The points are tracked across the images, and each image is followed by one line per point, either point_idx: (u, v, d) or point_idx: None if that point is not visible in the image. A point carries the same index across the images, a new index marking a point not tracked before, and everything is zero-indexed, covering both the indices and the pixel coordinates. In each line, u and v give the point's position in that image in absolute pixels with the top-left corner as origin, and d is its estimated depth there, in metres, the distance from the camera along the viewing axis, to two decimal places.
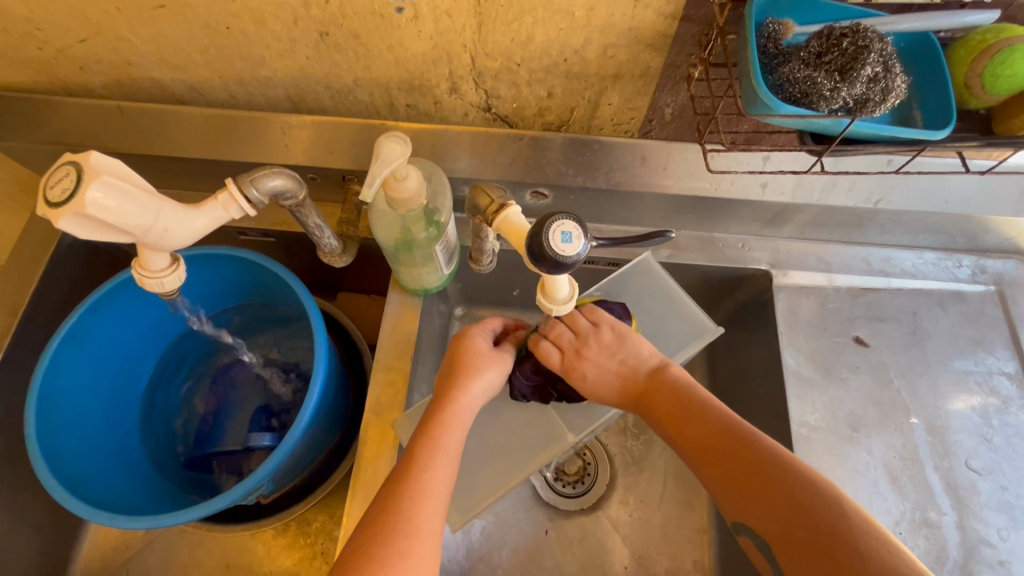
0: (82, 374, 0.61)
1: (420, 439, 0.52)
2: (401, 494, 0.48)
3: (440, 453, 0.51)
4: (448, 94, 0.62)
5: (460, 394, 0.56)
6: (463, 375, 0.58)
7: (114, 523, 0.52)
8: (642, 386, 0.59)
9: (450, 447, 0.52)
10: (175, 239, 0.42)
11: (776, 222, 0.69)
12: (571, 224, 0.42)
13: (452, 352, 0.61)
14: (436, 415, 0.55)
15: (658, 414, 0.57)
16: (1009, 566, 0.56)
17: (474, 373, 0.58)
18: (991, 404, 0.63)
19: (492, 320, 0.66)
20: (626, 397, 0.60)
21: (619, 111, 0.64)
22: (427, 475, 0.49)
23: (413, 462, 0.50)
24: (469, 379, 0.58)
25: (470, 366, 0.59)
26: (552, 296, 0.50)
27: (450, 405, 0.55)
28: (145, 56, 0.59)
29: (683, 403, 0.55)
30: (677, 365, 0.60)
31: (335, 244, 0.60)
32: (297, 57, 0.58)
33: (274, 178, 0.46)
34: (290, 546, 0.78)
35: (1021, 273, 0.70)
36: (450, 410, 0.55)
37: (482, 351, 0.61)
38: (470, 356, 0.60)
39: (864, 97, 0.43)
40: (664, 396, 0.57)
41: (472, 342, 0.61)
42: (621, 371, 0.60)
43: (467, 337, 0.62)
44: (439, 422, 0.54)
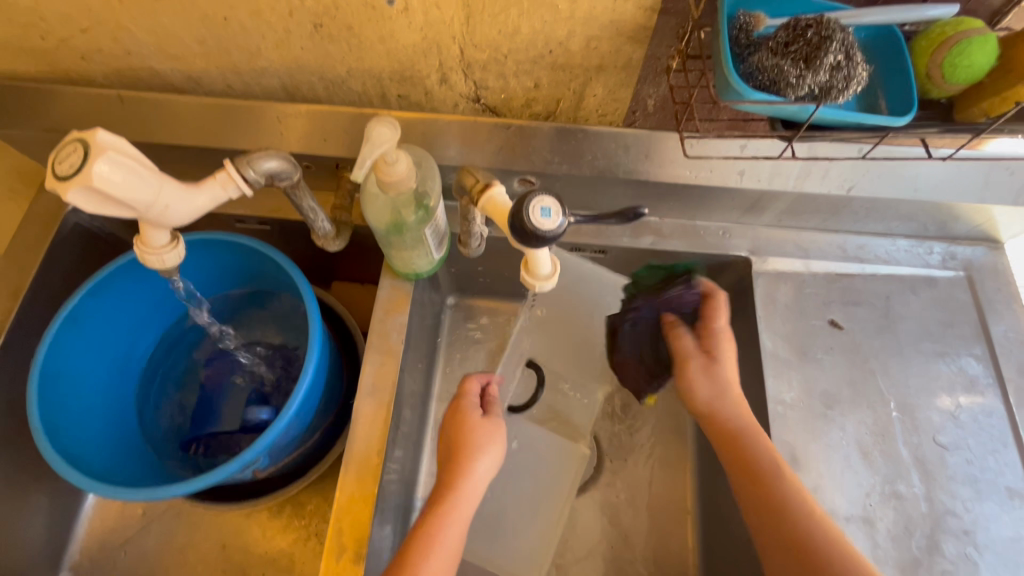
0: (81, 355, 0.63)
1: (419, 531, 0.56)
2: None
3: (443, 548, 0.55)
4: (438, 85, 0.64)
5: (465, 480, 0.60)
6: (468, 460, 0.61)
7: (112, 495, 0.54)
8: (733, 430, 0.62)
9: (448, 545, 0.55)
10: (175, 216, 0.44)
11: (755, 210, 0.71)
12: (549, 200, 0.45)
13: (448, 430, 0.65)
14: (439, 504, 0.58)
15: (742, 458, 0.60)
16: (973, 535, 0.59)
17: (474, 454, 0.61)
18: (960, 384, 0.66)
19: (471, 380, 0.69)
20: (717, 423, 0.64)
21: (604, 102, 0.66)
22: None
23: (408, 559, 0.53)
24: (473, 461, 0.61)
25: (472, 448, 0.62)
26: (535, 273, 0.52)
27: (453, 493, 0.58)
28: (145, 46, 0.61)
29: (769, 458, 0.59)
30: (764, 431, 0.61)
31: (330, 228, 0.62)
32: (292, 48, 0.60)
33: (270, 159, 0.48)
34: (285, 527, 0.80)
35: (989, 259, 0.73)
36: (458, 499, 0.58)
37: (478, 423, 0.64)
38: (469, 435, 0.63)
39: (828, 85, 0.46)
40: (757, 444, 0.60)
41: (464, 416, 0.65)
42: (731, 404, 0.65)
43: (461, 414, 0.65)
44: (445, 518, 0.57)
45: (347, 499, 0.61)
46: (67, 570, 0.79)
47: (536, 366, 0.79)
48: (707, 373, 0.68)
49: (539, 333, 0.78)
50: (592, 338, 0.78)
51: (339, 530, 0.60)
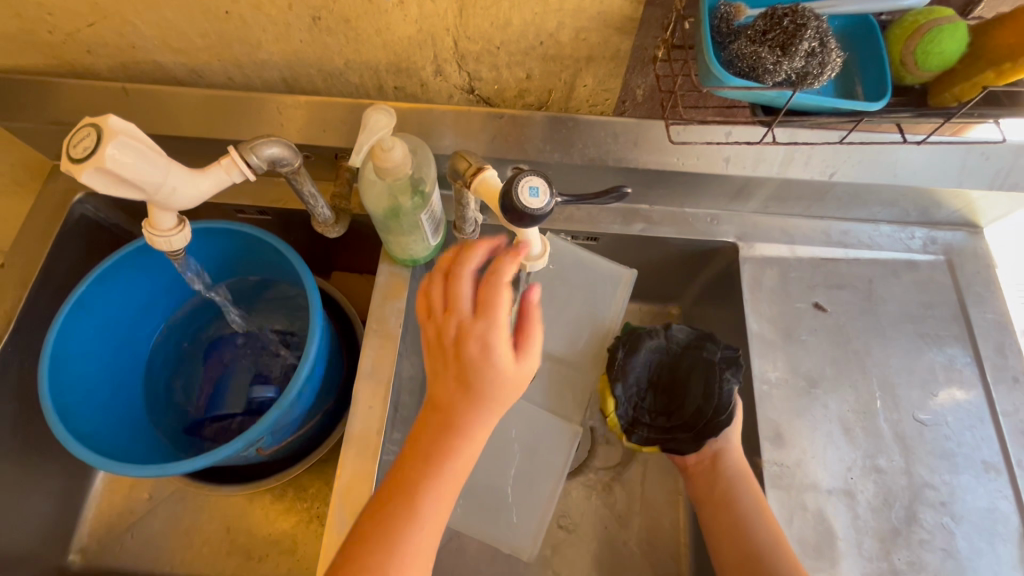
0: (89, 340, 0.65)
1: (410, 471, 0.48)
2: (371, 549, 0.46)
3: (438, 496, 0.48)
4: (434, 76, 0.67)
5: (476, 429, 0.48)
6: (487, 410, 0.48)
7: (123, 472, 0.57)
8: (727, 477, 0.64)
9: (443, 498, 0.48)
10: (183, 198, 0.46)
11: (741, 196, 0.74)
12: (537, 180, 0.47)
13: (461, 359, 0.47)
14: (438, 445, 0.48)
15: (729, 503, 0.62)
16: (949, 506, 0.61)
17: (491, 405, 0.48)
18: (940, 363, 0.68)
19: (505, 289, 0.48)
20: (717, 462, 0.66)
21: (594, 92, 0.68)
22: (410, 540, 0.46)
23: (393, 513, 0.47)
24: (492, 413, 0.48)
25: (488, 399, 0.48)
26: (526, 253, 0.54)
27: (463, 445, 0.48)
28: (149, 40, 0.63)
29: (746, 512, 0.60)
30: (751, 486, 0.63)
31: (329, 215, 0.65)
32: (292, 41, 0.62)
33: (271, 145, 0.50)
34: (287, 510, 0.83)
35: (969, 243, 0.75)
36: (465, 449, 0.48)
37: (506, 369, 0.47)
38: (489, 386, 0.47)
39: (804, 71, 0.49)
40: (740, 492, 0.62)
41: (490, 356, 0.47)
42: (737, 452, 0.66)
43: (488, 355, 0.47)
44: (447, 474, 0.48)
45: (348, 476, 0.63)
46: (75, 552, 0.81)
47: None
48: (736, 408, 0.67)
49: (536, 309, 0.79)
50: (583, 315, 0.79)
51: (341, 505, 0.62)
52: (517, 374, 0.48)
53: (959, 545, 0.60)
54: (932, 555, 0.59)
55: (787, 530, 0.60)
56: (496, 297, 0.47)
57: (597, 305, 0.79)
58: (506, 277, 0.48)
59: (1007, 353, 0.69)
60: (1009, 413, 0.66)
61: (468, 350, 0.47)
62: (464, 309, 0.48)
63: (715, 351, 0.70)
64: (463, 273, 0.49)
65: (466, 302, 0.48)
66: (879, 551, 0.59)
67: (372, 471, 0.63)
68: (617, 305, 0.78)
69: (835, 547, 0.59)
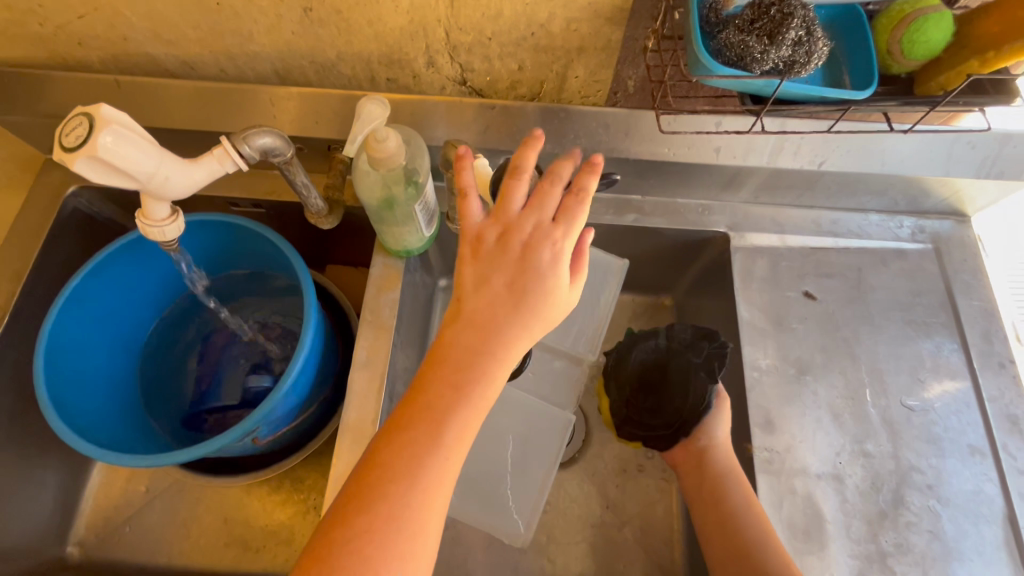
0: (83, 333, 0.65)
1: (431, 397, 0.46)
2: (396, 457, 0.44)
3: (465, 422, 0.46)
4: (426, 68, 0.67)
5: (513, 346, 0.47)
6: (525, 329, 0.47)
7: (120, 462, 0.57)
8: (715, 473, 0.65)
9: (471, 419, 0.46)
10: (175, 188, 0.46)
11: (732, 186, 0.74)
12: None
13: (525, 265, 0.47)
14: (466, 367, 0.46)
15: (719, 498, 0.63)
16: (936, 489, 0.62)
17: (524, 325, 0.47)
18: (927, 349, 0.69)
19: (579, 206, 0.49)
20: (706, 459, 0.67)
21: (586, 83, 0.69)
22: (434, 450, 0.45)
23: (418, 424, 0.45)
24: (528, 332, 0.47)
25: (531, 314, 0.47)
26: None
27: (496, 364, 0.47)
28: (141, 32, 0.63)
29: (733, 509, 0.61)
30: (739, 486, 0.62)
31: (322, 206, 0.65)
32: (284, 33, 0.62)
33: (265, 135, 0.50)
34: (285, 501, 0.83)
35: (956, 232, 0.76)
36: (496, 371, 0.47)
37: (561, 288, 0.48)
38: (540, 296, 0.47)
39: (791, 60, 0.50)
40: (729, 488, 0.63)
41: (554, 271, 0.48)
42: (726, 449, 0.67)
43: (554, 261, 0.48)
44: (472, 403, 0.46)
45: (344, 465, 0.64)
46: (73, 545, 0.81)
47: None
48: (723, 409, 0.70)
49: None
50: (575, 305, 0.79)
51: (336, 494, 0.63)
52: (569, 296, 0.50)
53: (944, 527, 0.61)
54: (918, 537, 0.60)
55: (777, 513, 0.61)
56: (575, 213, 0.49)
57: (591, 296, 0.79)
58: (587, 199, 0.49)
59: (993, 340, 0.70)
60: (994, 398, 0.67)
61: (537, 256, 0.47)
62: (535, 216, 0.49)
63: (703, 349, 0.73)
64: (558, 180, 0.50)
65: (530, 204, 0.49)
66: (866, 533, 0.60)
67: None
68: (610, 295, 0.79)
69: (824, 530, 0.60)
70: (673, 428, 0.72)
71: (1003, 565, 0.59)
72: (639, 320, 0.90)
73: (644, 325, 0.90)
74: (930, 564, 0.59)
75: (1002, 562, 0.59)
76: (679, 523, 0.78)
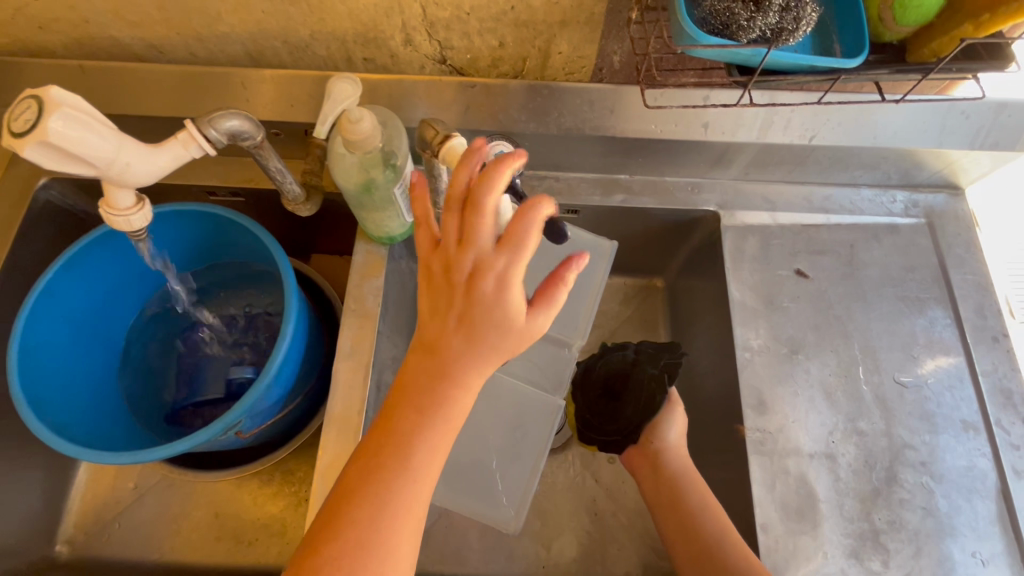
0: (58, 329, 0.64)
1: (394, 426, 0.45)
2: (365, 486, 0.44)
3: (433, 444, 0.45)
4: (403, 46, 0.64)
5: (474, 375, 0.45)
6: (484, 358, 0.44)
7: (100, 459, 0.56)
8: (671, 472, 0.68)
9: (439, 442, 0.45)
10: (137, 175, 0.44)
11: (721, 163, 0.73)
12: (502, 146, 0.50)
13: (471, 298, 0.43)
14: (425, 396, 0.45)
15: (677, 498, 0.65)
16: (930, 466, 0.62)
17: (478, 353, 0.44)
18: (920, 325, 0.68)
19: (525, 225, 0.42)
20: (661, 459, 0.69)
21: (570, 59, 0.66)
22: (404, 475, 0.44)
23: (386, 450, 0.44)
24: (489, 362, 0.44)
25: (488, 346, 0.44)
26: None
27: (458, 389, 0.44)
28: (104, 14, 0.60)
29: (692, 500, 0.64)
30: (692, 479, 0.66)
31: (299, 192, 0.63)
32: (253, 11, 0.60)
33: (232, 118, 0.48)
34: (276, 494, 0.83)
35: (950, 206, 0.75)
36: (459, 398, 0.45)
37: (519, 318, 0.43)
38: (493, 327, 0.43)
39: (779, 27, 0.47)
40: (684, 485, 0.66)
41: (505, 301, 0.43)
42: (678, 451, 0.70)
43: (500, 296, 0.42)
44: (437, 429, 0.45)
45: (330, 457, 0.63)
46: (62, 543, 0.80)
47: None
48: (677, 414, 0.73)
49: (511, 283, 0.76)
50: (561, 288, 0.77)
51: (323, 487, 0.62)
52: (528, 328, 0.44)
53: (938, 503, 0.60)
54: (911, 514, 0.60)
55: (769, 494, 0.61)
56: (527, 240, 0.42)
57: (579, 280, 0.77)
58: (533, 227, 0.42)
59: (986, 314, 0.69)
60: (988, 372, 0.66)
61: (480, 288, 0.43)
62: (476, 244, 0.43)
63: (664, 357, 0.78)
64: (487, 202, 0.42)
65: (465, 233, 0.43)
66: (859, 512, 0.60)
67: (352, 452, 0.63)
68: (600, 277, 0.76)
69: (817, 509, 0.60)
70: (624, 431, 0.74)
71: (997, 540, 0.59)
72: (630, 303, 0.89)
73: (636, 308, 0.89)
74: (924, 540, 0.59)
75: (995, 537, 0.59)
76: None
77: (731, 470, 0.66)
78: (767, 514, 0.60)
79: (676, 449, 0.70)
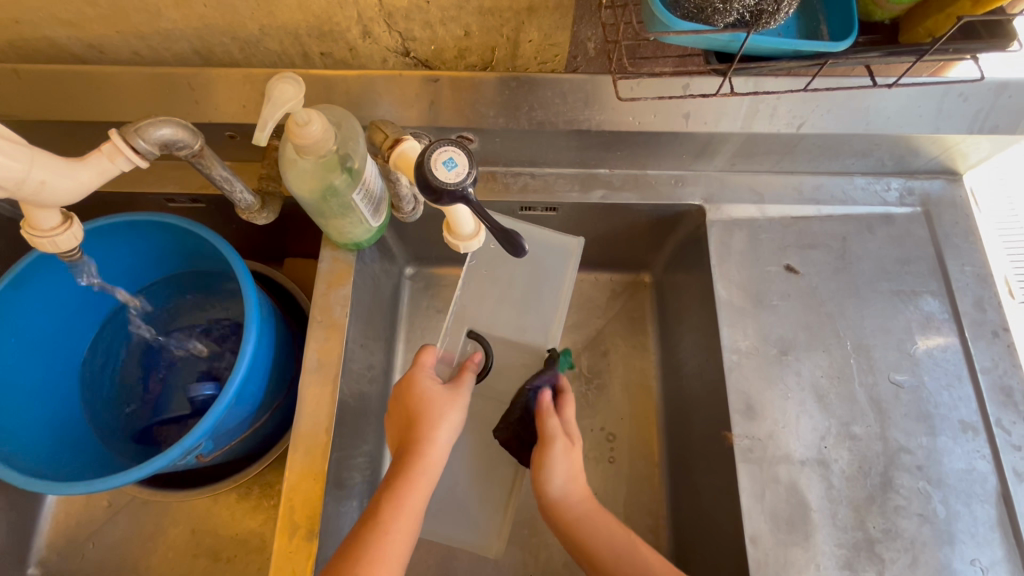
0: (10, 353, 0.60)
1: (391, 490, 0.56)
2: (368, 528, 0.53)
3: (416, 488, 0.56)
4: (362, 39, 0.59)
5: (434, 435, 0.59)
6: (428, 425, 0.60)
7: (53, 490, 0.52)
8: (576, 518, 0.61)
9: (422, 484, 0.57)
10: (56, 191, 0.42)
11: (706, 154, 0.69)
12: (453, 152, 0.47)
13: (407, 400, 0.62)
14: (409, 463, 0.58)
15: (586, 552, 0.60)
16: (926, 470, 0.59)
17: (441, 424, 0.60)
18: (916, 319, 0.65)
19: (429, 350, 0.65)
20: (556, 517, 0.61)
21: (541, 48, 0.61)
22: (400, 512, 0.54)
23: (384, 495, 0.56)
24: (437, 428, 0.60)
25: (430, 416, 0.60)
26: (458, 234, 0.56)
27: (426, 436, 0.59)
28: (34, 14, 0.56)
29: (603, 543, 0.60)
30: (601, 523, 0.61)
31: (252, 200, 0.60)
32: (194, 5, 0.55)
33: (161, 126, 0.45)
34: (254, 508, 0.80)
35: (947, 192, 0.71)
36: (427, 450, 0.59)
37: (437, 394, 0.62)
38: (425, 401, 0.61)
39: (758, 10, 0.44)
40: (590, 530, 0.60)
41: (423, 390, 0.62)
42: (569, 498, 0.61)
43: (416, 384, 0.63)
44: (416, 471, 0.57)
45: (296, 477, 0.60)
46: (35, 566, 0.78)
47: (478, 334, 0.70)
48: (570, 458, 0.62)
49: (478, 286, 0.71)
50: (524, 289, 0.72)
51: (291, 507, 0.59)
52: (447, 396, 0.62)
53: (936, 509, 0.58)
54: (908, 521, 0.57)
55: (759, 505, 0.58)
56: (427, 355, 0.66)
57: (545, 280, 0.71)
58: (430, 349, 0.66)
59: (985, 307, 0.65)
60: (988, 369, 0.63)
61: (406, 390, 0.63)
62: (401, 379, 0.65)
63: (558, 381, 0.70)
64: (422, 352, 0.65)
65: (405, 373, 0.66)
66: (853, 520, 0.57)
67: (322, 470, 0.60)
68: (568, 277, 0.71)
69: (809, 519, 0.57)
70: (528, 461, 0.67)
71: (997, 546, 0.56)
72: (617, 300, 0.85)
73: (622, 305, 0.85)
74: (921, 549, 0.56)
75: (995, 543, 0.56)
76: (663, 510, 0.75)
77: (720, 477, 0.63)
78: (757, 525, 0.57)
79: (569, 496, 0.61)
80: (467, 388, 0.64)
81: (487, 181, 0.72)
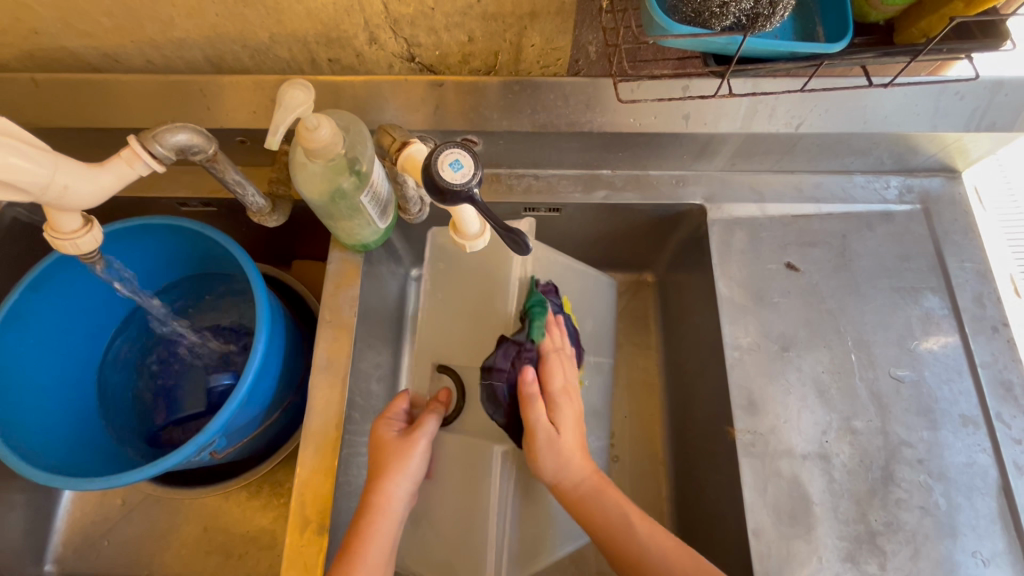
0: (29, 353, 0.62)
1: (348, 548, 0.53)
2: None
3: (373, 541, 0.54)
4: (368, 45, 0.61)
5: (387, 489, 0.56)
6: (377, 476, 0.57)
7: (74, 486, 0.53)
8: (580, 493, 0.57)
9: (379, 534, 0.54)
10: (79, 196, 0.43)
11: (706, 154, 0.70)
12: (458, 152, 0.48)
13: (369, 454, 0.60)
14: (362, 517, 0.55)
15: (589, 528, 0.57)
16: (927, 464, 0.60)
17: (394, 474, 0.57)
18: (916, 315, 0.66)
19: (400, 397, 0.62)
20: (560, 492, 0.58)
21: (543, 52, 0.62)
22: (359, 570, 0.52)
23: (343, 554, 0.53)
24: (388, 480, 0.56)
25: (380, 467, 0.57)
26: (464, 233, 0.57)
27: (377, 483, 0.57)
28: (51, 23, 0.58)
29: (609, 519, 0.56)
30: (608, 495, 0.57)
31: (263, 203, 0.61)
32: (207, 14, 0.56)
33: (178, 132, 0.47)
34: (264, 506, 0.81)
35: (946, 189, 0.72)
36: (377, 502, 0.56)
37: (394, 443, 0.58)
38: (378, 452, 0.58)
39: (754, 13, 0.45)
40: (595, 507, 0.57)
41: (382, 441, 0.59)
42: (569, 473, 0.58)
43: (377, 436, 0.60)
44: (371, 521, 0.55)
45: (308, 473, 0.61)
46: (51, 563, 0.80)
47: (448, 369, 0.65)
48: (560, 444, 0.58)
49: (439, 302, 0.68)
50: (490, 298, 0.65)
51: (301, 501, 0.60)
52: (402, 443, 0.58)
53: (937, 502, 0.58)
54: (909, 514, 0.58)
55: (761, 498, 0.59)
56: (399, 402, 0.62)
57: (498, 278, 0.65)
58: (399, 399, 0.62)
59: (985, 303, 0.66)
60: (987, 364, 0.63)
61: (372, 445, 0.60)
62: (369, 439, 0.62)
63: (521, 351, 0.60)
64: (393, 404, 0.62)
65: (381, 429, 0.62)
66: (855, 513, 0.58)
67: (332, 465, 0.61)
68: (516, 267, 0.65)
69: (811, 512, 0.58)
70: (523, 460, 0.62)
71: (998, 538, 0.57)
72: (620, 299, 0.87)
73: (625, 304, 0.86)
74: (922, 541, 0.57)
75: (996, 535, 0.57)
76: (666, 506, 0.76)
77: (722, 471, 0.64)
78: (759, 519, 0.58)
79: (563, 480, 0.58)
80: (425, 432, 0.58)
81: (491, 182, 0.74)
